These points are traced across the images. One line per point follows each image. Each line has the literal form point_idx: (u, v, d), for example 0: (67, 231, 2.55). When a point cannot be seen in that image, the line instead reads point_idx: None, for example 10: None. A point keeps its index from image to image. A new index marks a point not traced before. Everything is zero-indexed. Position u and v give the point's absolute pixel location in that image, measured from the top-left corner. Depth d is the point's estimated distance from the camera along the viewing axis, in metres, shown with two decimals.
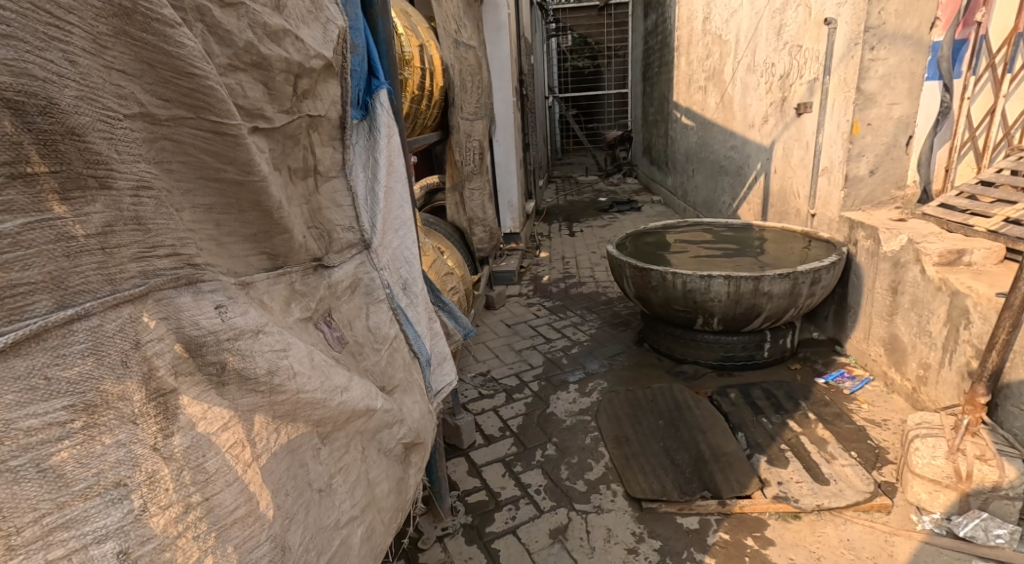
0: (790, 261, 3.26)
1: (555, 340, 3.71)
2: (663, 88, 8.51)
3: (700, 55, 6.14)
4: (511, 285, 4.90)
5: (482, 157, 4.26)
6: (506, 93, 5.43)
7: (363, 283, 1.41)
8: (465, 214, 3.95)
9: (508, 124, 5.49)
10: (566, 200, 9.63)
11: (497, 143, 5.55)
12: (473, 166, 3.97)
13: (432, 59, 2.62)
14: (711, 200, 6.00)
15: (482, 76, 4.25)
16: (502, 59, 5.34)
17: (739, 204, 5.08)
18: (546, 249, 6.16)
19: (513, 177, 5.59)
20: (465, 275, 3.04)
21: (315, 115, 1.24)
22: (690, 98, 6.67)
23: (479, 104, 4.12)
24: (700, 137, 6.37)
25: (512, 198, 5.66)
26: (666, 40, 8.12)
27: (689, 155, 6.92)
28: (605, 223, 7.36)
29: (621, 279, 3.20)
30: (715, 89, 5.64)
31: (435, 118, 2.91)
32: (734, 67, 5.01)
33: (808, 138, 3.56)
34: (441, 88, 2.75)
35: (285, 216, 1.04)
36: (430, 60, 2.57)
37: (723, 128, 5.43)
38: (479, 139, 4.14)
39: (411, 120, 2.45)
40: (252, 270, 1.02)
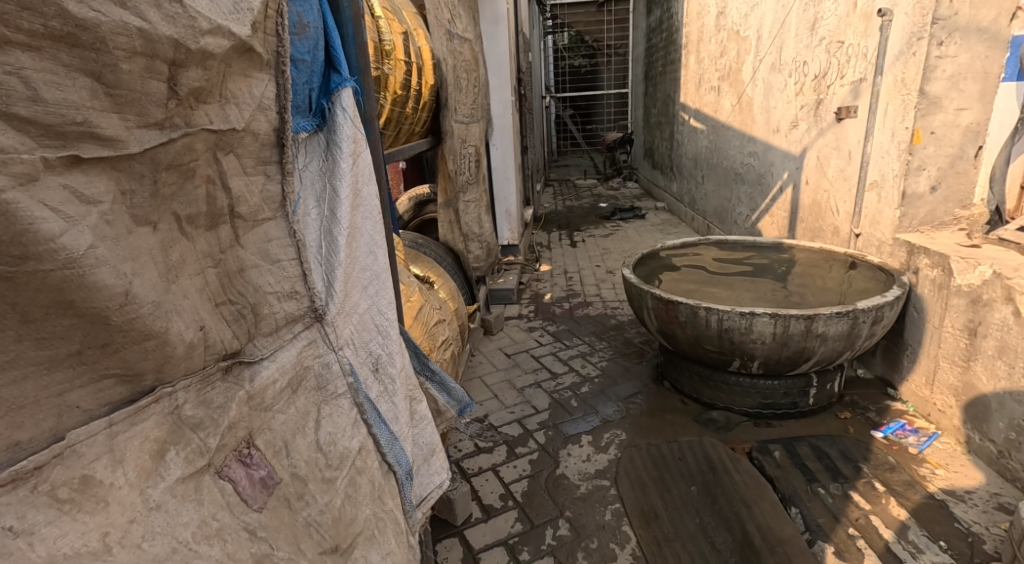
0: (834, 288, 2.83)
1: (562, 375, 3.26)
2: (667, 89, 8.07)
3: (713, 54, 5.71)
4: (509, 305, 4.45)
5: (479, 166, 3.81)
6: (505, 94, 4.97)
7: (308, 376, 0.99)
8: (459, 230, 3.49)
9: (507, 128, 5.04)
10: (565, 206, 9.19)
11: (494, 148, 5.09)
12: (468, 176, 3.51)
13: (421, 52, 2.15)
14: (724, 210, 5.58)
15: (479, 75, 3.80)
16: (501, 57, 4.88)
17: (758, 216, 4.66)
18: (546, 262, 5.70)
19: (512, 184, 5.14)
20: (459, 308, 2.59)
21: (217, 129, 0.83)
22: (700, 99, 6.23)
23: (476, 107, 3.67)
24: (711, 140, 5.94)
25: (510, 207, 5.20)
26: (672, 37, 7.68)
27: (698, 160, 6.49)
28: (608, 231, 6.92)
29: (641, 311, 2.77)
30: (731, 91, 5.21)
31: (425, 124, 2.45)
32: (755, 66, 4.57)
33: (852, 147, 3.13)
34: (432, 87, 2.29)
35: (138, 324, 0.72)
36: (418, 51, 2.11)
37: (740, 132, 5.00)
38: (476, 145, 3.69)
39: (394, 126, 1.99)
40: (74, 403, 0.71)
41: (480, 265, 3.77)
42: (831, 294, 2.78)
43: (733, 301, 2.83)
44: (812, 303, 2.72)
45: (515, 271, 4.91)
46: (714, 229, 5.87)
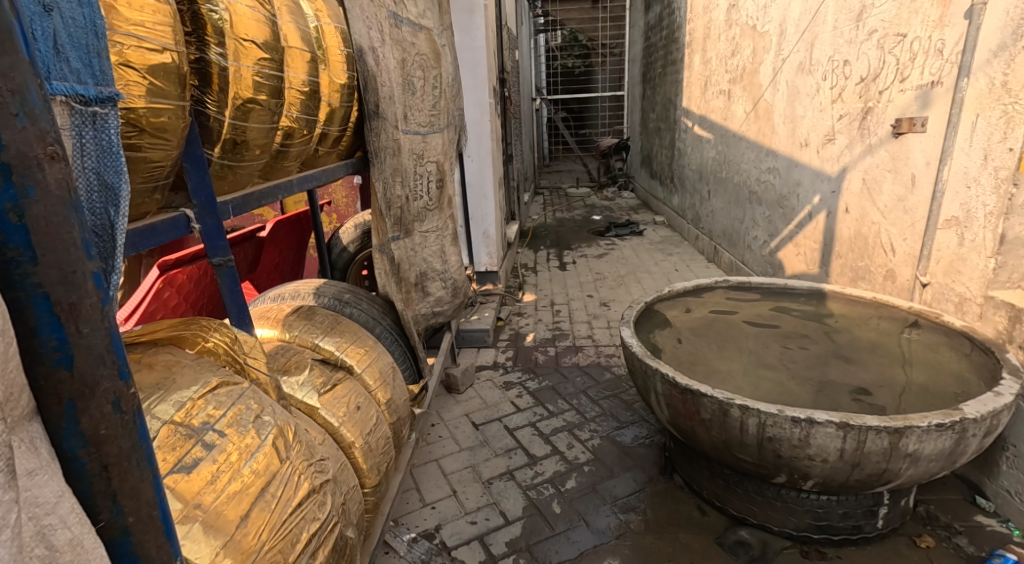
0: (893, 360, 2.15)
1: (542, 460, 2.55)
2: (667, 93, 7.38)
3: (724, 54, 5.02)
4: (484, 350, 3.72)
5: (443, 187, 3.10)
6: (482, 98, 4.25)
7: None
8: (414, 269, 2.76)
9: (485, 136, 4.32)
10: (555, 218, 8.48)
11: (468, 160, 4.37)
12: (422, 200, 2.80)
13: (326, 47, 1.57)
14: (734, 232, 4.88)
15: (443, 74, 3.09)
16: (477, 53, 4.17)
17: (778, 243, 3.96)
18: (531, 289, 4.99)
19: (490, 202, 4.42)
20: (395, 397, 1.86)
21: None
22: (707, 104, 5.55)
23: (438, 114, 2.95)
24: (719, 151, 5.26)
25: (487, 228, 4.48)
26: (673, 36, 6.99)
27: (703, 173, 5.79)
28: (602, 251, 6.21)
29: (647, 393, 2.06)
30: (745, 96, 4.52)
31: (338, 139, 1.75)
32: (776, 66, 3.87)
33: (916, 170, 2.43)
34: (337, 88, 1.62)
35: None
36: (302, 36, 1.43)
37: (756, 145, 4.31)
38: (438, 160, 2.97)
39: (267, 139, 1.34)
40: None
41: (442, 309, 3.06)
42: (891, 371, 2.10)
43: (760, 374, 2.15)
44: (865, 382, 2.04)
45: (493, 305, 4.19)
46: (723, 253, 5.17)
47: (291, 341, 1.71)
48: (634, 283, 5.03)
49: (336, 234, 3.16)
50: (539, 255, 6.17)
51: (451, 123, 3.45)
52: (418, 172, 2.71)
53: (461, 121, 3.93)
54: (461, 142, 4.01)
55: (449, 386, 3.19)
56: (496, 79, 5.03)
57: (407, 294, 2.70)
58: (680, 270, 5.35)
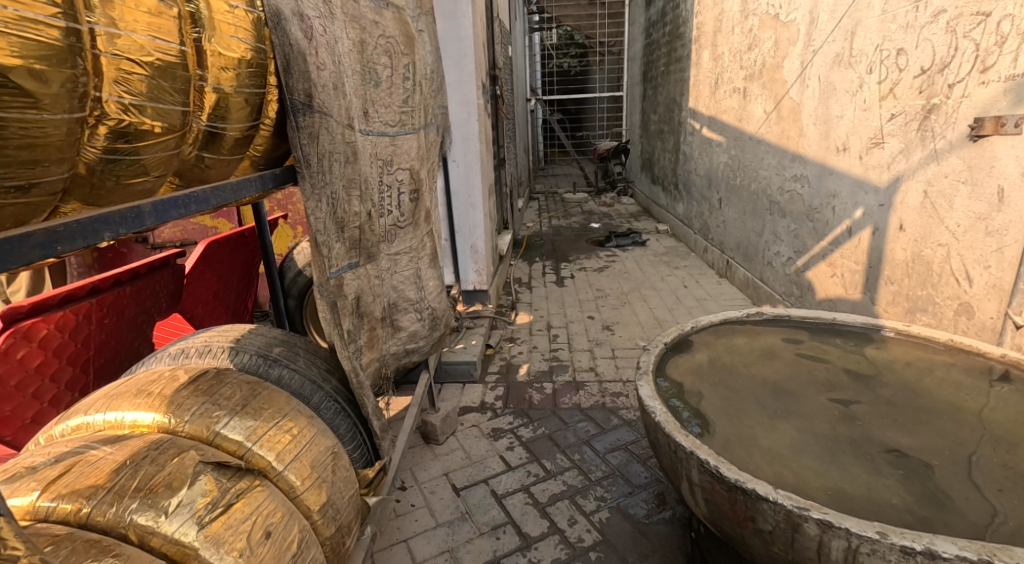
0: (973, 430, 1.69)
1: (539, 541, 2.06)
2: (671, 93, 6.91)
3: (739, 48, 4.54)
4: (469, 386, 3.22)
5: (420, 199, 2.59)
6: (468, 96, 3.74)
7: None
8: (382, 300, 2.27)
9: (474, 137, 3.81)
10: (551, 226, 7.99)
11: (452, 166, 3.87)
12: (391, 217, 2.30)
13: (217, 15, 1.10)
14: (751, 246, 4.40)
15: (419, 63, 2.59)
16: (462, 44, 3.66)
17: (806, 262, 3.49)
18: (525, 308, 4.50)
19: (480, 212, 3.92)
20: (336, 496, 1.35)
21: None
22: (719, 104, 5.08)
23: (414, 111, 2.46)
24: (732, 155, 4.79)
25: (477, 241, 3.98)
26: (678, 31, 6.51)
27: (713, 180, 5.32)
28: (601, 263, 5.73)
29: (678, 477, 1.56)
30: (766, 95, 4.04)
31: (242, 140, 1.25)
32: (805, 59, 3.40)
33: (1007, 182, 1.97)
34: (227, 62, 1.12)
35: None
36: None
37: (779, 149, 3.83)
38: (413, 167, 2.48)
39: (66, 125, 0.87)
40: None
41: (418, 346, 2.56)
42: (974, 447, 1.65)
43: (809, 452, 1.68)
44: (946, 466, 1.59)
45: (481, 330, 3.69)
46: (737, 268, 4.70)
47: (175, 431, 1.19)
48: (639, 301, 4.54)
49: (290, 255, 2.66)
50: (534, 268, 5.67)
51: (431, 123, 2.94)
52: (384, 183, 2.20)
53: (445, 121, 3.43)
54: (444, 145, 3.51)
55: (427, 436, 2.70)
56: (486, 74, 4.54)
57: (372, 333, 2.20)
58: (689, 285, 4.87)
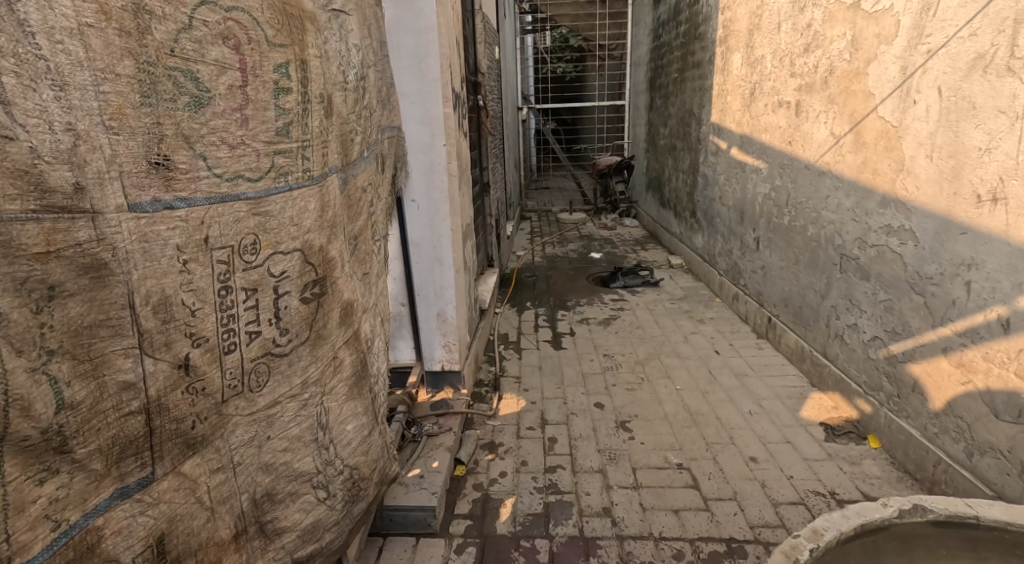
0: None
1: None
2: (686, 105, 5.93)
3: (789, 51, 3.55)
4: (425, 545, 2.19)
5: (331, 291, 1.55)
6: (432, 113, 2.71)
7: None
8: (236, 504, 1.23)
9: (441, 168, 2.77)
10: (545, 255, 6.95)
11: (411, 206, 2.82)
12: (257, 342, 1.26)
13: None
14: (810, 307, 3.39)
15: (331, 65, 1.56)
16: (421, 40, 2.62)
17: (906, 350, 2.50)
18: (512, 386, 3.46)
19: (450, 269, 2.90)
20: None
21: None
22: (758, 120, 4.08)
23: (317, 145, 1.43)
24: (776, 186, 3.79)
25: (446, 307, 2.95)
26: (697, 32, 5.53)
27: (748, 213, 4.31)
28: (607, 313, 4.71)
29: None
30: (833, 112, 3.05)
31: None
32: (911, 64, 2.41)
33: None
34: None
35: None
36: None
37: (857, 187, 2.83)
38: (314, 242, 1.44)
39: None
40: None
41: (323, 542, 1.52)
42: None
43: None
44: None
45: (447, 441, 2.65)
46: (784, 331, 3.69)
47: None
48: (660, 377, 3.51)
49: None
50: (523, 320, 4.62)
51: (362, 157, 1.92)
52: (234, 287, 1.16)
53: (391, 150, 2.41)
54: (392, 183, 2.49)
55: None
56: (463, 82, 3.52)
57: None
58: (721, 351, 3.85)
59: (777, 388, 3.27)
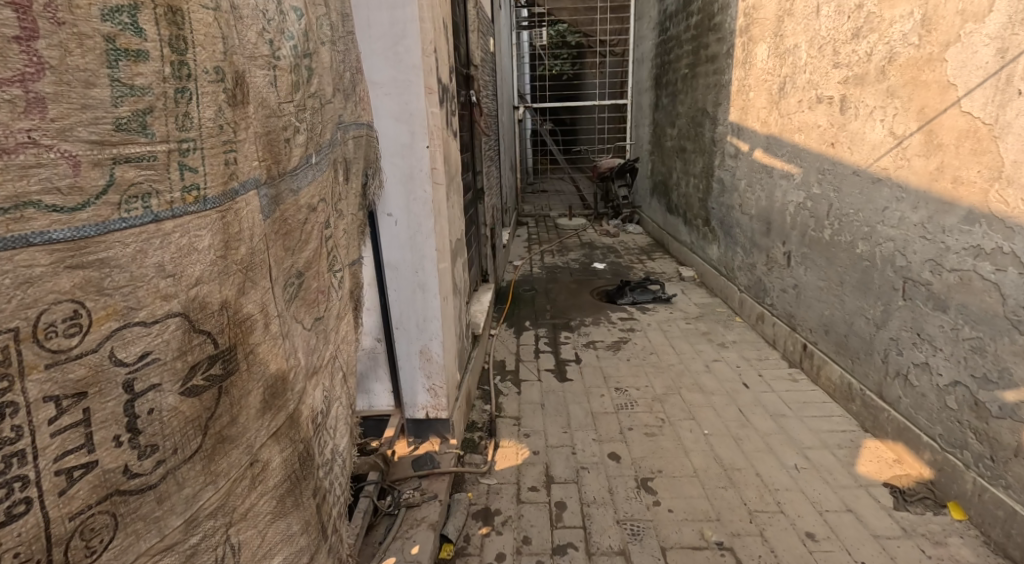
0: None
1: None
2: (699, 104, 5.44)
3: (830, 38, 3.07)
4: None
5: (247, 367, 1.04)
6: (411, 107, 2.19)
7: None
8: None
9: (424, 176, 2.25)
10: (544, 266, 6.45)
11: (388, 222, 2.30)
12: (90, 477, 0.77)
13: None
14: (858, 338, 2.90)
15: (245, 29, 1.06)
16: (397, 16, 2.10)
17: (1004, 402, 2.01)
18: (511, 430, 2.95)
19: (436, 298, 2.39)
20: None
21: None
22: (789, 119, 3.60)
23: (214, 148, 0.92)
24: (814, 195, 3.31)
25: (430, 343, 2.44)
26: (711, 23, 5.05)
27: (776, 225, 3.82)
28: (615, 335, 4.22)
29: None
30: (892, 107, 2.57)
31: None
32: (1014, 45, 1.93)
33: None
34: None
35: None
36: None
37: (927, 197, 2.35)
38: (211, 300, 0.93)
39: None
40: None
41: None
42: None
43: None
44: None
45: (432, 516, 2.14)
46: (824, 362, 3.21)
47: None
48: (683, 418, 3.02)
49: None
50: (522, 344, 4.12)
51: (310, 164, 1.41)
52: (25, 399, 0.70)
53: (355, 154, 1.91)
54: (357, 196, 1.98)
55: None
56: (453, 74, 3.01)
57: None
58: (750, 383, 3.36)
59: (823, 434, 2.78)
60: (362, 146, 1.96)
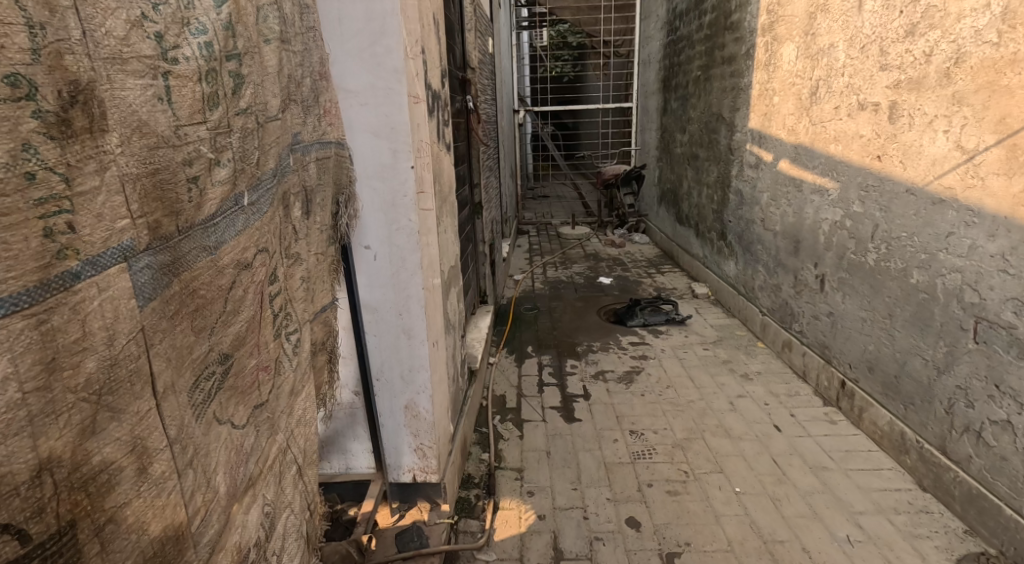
0: None
1: None
2: (714, 109, 5.08)
3: (876, 36, 2.72)
4: None
5: (99, 553, 0.70)
6: (393, 120, 1.79)
7: None
8: None
9: (408, 202, 1.86)
10: (547, 280, 6.08)
11: (365, 256, 1.92)
12: None
13: None
14: (911, 380, 2.53)
15: (96, 16, 0.70)
16: (375, 9, 1.70)
17: None
18: (514, 486, 2.57)
19: (424, 347, 2.01)
20: None
21: None
22: (823, 126, 3.24)
23: (13, 215, 0.62)
24: (856, 213, 2.94)
25: (417, 398, 2.06)
26: (728, 21, 4.69)
27: (808, 245, 3.46)
28: (628, 364, 3.84)
29: None
30: (960, 116, 2.19)
31: None
32: None
33: None
34: None
35: None
36: None
37: (1010, 225, 1.99)
38: (11, 472, 0.61)
39: None
40: None
41: None
42: None
43: None
44: None
45: None
46: (868, 404, 2.83)
47: None
48: (710, 471, 2.64)
49: None
50: (524, 375, 3.75)
51: (243, 207, 1.04)
52: None
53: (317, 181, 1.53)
54: (320, 232, 1.60)
55: None
56: (447, 78, 2.65)
57: None
58: (782, 426, 2.99)
59: (874, 494, 2.41)
60: (325, 170, 1.58)
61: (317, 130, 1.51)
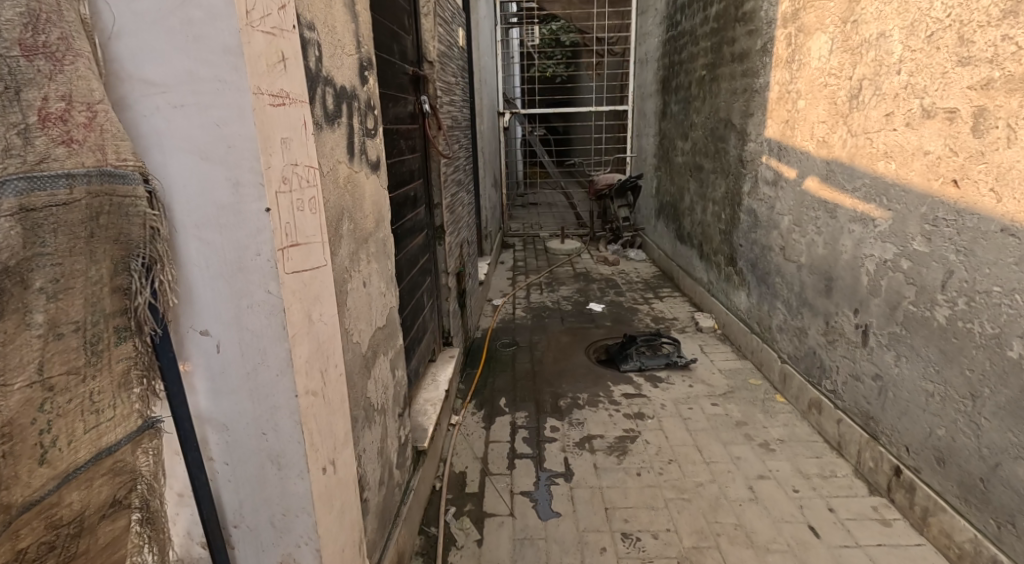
0: None
1: None
2: (721, 114, 4.41)
3: (953, 20, 2.06)
4: None
5: None
6: (231, 134, 1.08)
7: None
8: None
9: (265, 265, 1.16)
10: (531, 306, 5.39)
11: (203, 346, 1.21)
12: None
13: None
14: (1007, 489, 1.87)
15: None
16: None
17: None
18: None
19: (306, 479, 1.29)
20: None
21: None
22: (866, 139, 2.58)
23: None
24: (915, 253, 2.27)
25: (298, 552, 1.34)
26: (740, 11, 4.01)
27: (844, 285, 2.79)
28: (620, 427, 3.16)
29: None
30: None
31: None
32: None
33: None
34: None
35: None
36: None
37: None
38: None
39: None
40: None
41: None
42: None
43: None
44: None
45: None
46: (933, 509, 2.17)
47: None
48: None
49: None
50: (492, 442, 3.07)
51: None
52: None
53: (4, 261, 0.83)
54: (47, 345, 0.91)
55: None
56: (374, 74, 1.96)
57: None
58: (818, 527, 2.32)
59: None
60: (45, 234, 0.88)
61: (13, 156, 0.84)
